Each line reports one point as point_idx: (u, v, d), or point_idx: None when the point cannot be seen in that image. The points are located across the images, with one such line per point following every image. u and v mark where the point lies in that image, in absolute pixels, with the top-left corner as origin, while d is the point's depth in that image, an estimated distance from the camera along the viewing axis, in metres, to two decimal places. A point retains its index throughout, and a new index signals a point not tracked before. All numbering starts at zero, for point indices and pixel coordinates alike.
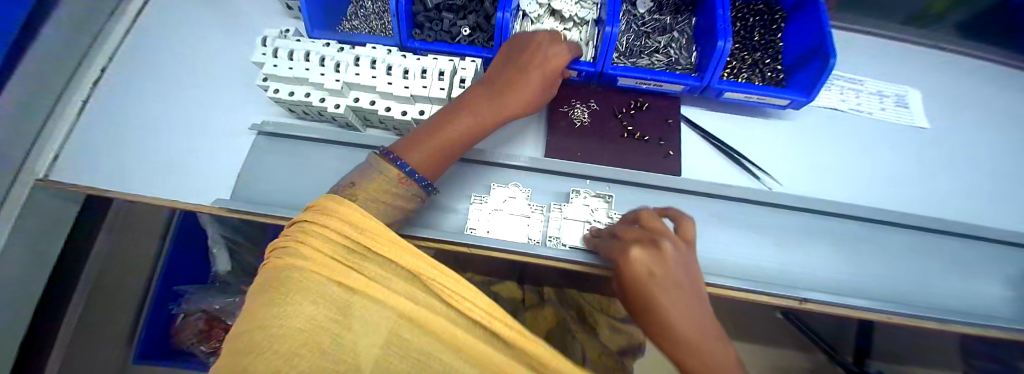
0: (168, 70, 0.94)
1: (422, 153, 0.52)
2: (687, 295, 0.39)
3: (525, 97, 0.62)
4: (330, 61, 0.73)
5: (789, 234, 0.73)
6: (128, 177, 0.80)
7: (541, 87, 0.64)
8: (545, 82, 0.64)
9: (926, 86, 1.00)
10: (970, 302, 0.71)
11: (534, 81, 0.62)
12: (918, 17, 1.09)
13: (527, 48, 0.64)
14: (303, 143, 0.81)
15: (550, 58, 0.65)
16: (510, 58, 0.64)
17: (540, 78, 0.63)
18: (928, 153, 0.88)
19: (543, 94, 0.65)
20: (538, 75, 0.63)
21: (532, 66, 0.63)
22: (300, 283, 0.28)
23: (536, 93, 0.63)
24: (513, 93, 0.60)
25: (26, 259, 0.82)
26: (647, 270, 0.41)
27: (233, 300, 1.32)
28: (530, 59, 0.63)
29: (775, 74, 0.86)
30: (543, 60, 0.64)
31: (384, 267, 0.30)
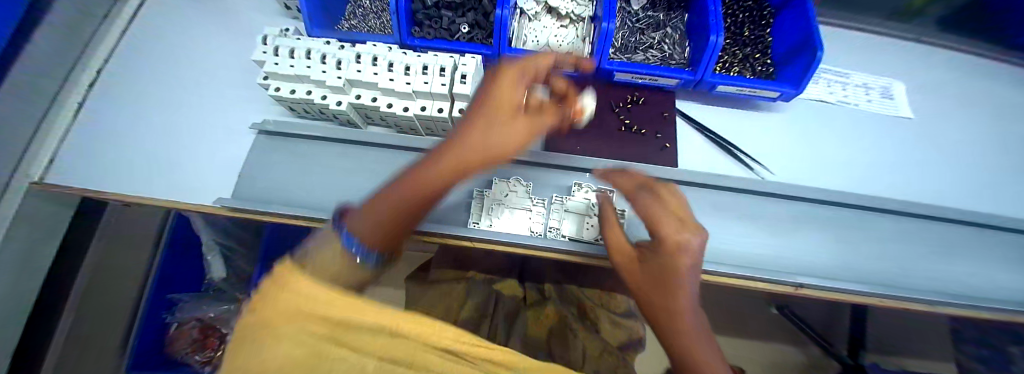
0: (164, 72, 0.93)
1: (369, 217, 0.33)
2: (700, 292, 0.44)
3: (481, 141, 0.41)
4: (331, 59, 0.74)
5: (783, 222, 0.75)
6: (124, 178, 0.80)
7: (505, 127, 0.42)
8: (510, 119, 0.42)
9: (910, 78, 1.04)
10: (958, 284, 0.74)
11: (490, 121, 0.42)
12: (901, 12, 1.13)
13: (513, 78, 0.44)
14: (304, 141, 0.82)
15: (512, 84, 0.44)
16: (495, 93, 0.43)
17: (499, 116, 0.42)
18: (914, 142, 0.91)
19: (517, 135, 0.42)
20: (495, 110, 0.42)
21: (485, 101, 0.43)
22: (275, 319, 0.18)
23: (500, 135, 0.41)
24: (463, 138, 0.41)
25: (20, 264, 0.81)
26: (691, 261, 0.43)
27: (227, 307, 1.36)
28: (494, 88, 0.44)
29: (766, 68, 0.88)
30: (502, 88, 0.43)
31: (364, 323, 0.19)
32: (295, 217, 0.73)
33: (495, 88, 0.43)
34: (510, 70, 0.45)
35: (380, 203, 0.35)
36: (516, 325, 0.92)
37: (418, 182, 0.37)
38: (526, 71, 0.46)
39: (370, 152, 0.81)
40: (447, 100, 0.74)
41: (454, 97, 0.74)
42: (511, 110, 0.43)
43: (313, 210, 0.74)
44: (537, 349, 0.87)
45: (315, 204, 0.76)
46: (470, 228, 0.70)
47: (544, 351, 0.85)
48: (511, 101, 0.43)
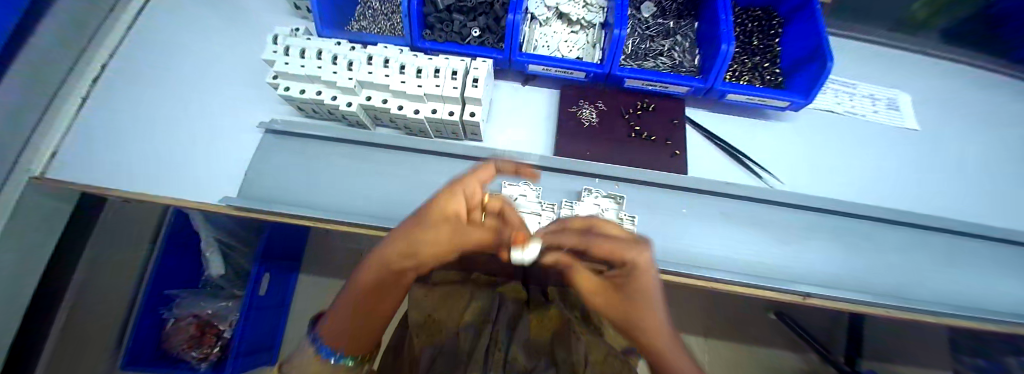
0: (170, 68, 0.93)
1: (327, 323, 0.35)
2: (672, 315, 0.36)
3: (398, 254, 0.36)
4: (342, 60, 0.74)
5: (792, 231, 0.75)
6: (128, 175, 0.79)
7: (424, 242, 0.36)
8: (433, 234, 0.36)
9: (914, 90, 1.05)
10: (965, 297, 0.74)
11: (409, 237, 0.36)
12: (904, 25, 1.14)
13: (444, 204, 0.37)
14: (312, 141, 0.81)
15: (444, 198, 0.37)
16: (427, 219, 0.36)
17: (420, 229, 0.36)
18: (919, 153, 0.92)
19: (438, 251, 0.37)
20: (422, 220, 0.36)
21: (415, 211, 0.38)
22: None
23: (418, 250, 0.36)
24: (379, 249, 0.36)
25: (20, 260, 0.80)
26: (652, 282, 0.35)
27: (225, 304, 1.38)
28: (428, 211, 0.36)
29: (774, 77, 0.89)
30: (431, 200, 0.37)
31: None
32: (303, 217, 0.73)
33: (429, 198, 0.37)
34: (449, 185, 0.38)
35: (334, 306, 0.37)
36: (518, 329, 0.88)
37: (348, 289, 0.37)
38: (467, 186, 0.39)
39: (378, 154, 0.81)
40: (458, 103, 0.74)
41: (466, 100, 0.73)
42: (437, 224, 0.37)
43: (320, 211, 0.73)
44: (540, 354, 0.83)
45: (321, 205, 0.75)
46: None
47: (547, 357, 0.80)
48: (442, 211, 0.37)
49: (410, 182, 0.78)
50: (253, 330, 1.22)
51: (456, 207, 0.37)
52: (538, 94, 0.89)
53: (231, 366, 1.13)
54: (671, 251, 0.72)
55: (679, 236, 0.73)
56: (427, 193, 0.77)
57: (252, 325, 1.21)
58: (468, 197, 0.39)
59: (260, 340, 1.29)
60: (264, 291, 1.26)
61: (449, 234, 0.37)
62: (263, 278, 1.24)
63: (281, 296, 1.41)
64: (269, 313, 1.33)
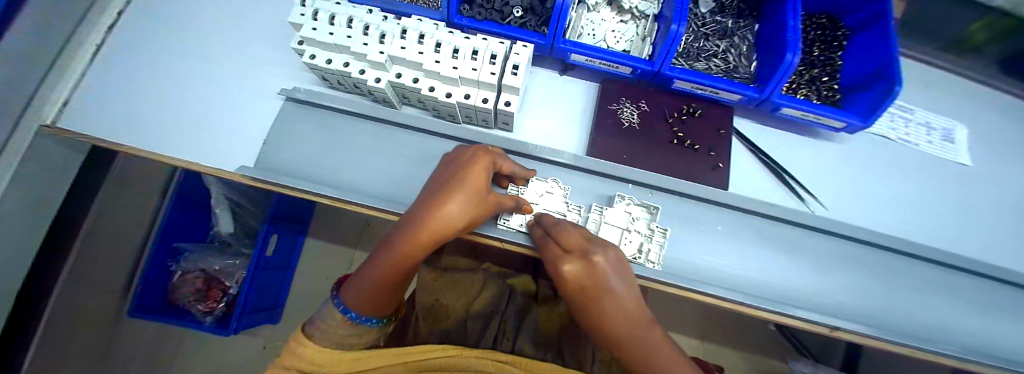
0: (188, 20, 0.88)
1: (357, 290, 0.49)
2: (627, 315, 0.39)
3: (455, 222, 0.47)
4: (374, 30, 0.68)
5: (827, 260, 0.71)
6: (140, 131, 0.76)
7: (478, 211, 0.50)
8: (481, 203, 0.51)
9: (971, 122, 0.99)
10: (996, 347, 0.71)
11: (454, 191, 0.47)
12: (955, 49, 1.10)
13: (473, 164, 0.51)
14: (334, 114, 0.77)
15: (484, 174, 0.50)
16: (459, 178, 0.49)
17: (471, 200, 0.48)
18: (969, 191, 0.87)
19: (471, 205, 0.49)
20: (470, 194, 0.48)
21: (459, 185, 0.48)
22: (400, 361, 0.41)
23: (468, 215, 0.49)
24: (433, 220, 0.46)
25: (33, 207, 0.78)
26: (579, 286, 0.42)
27: (233, 262, 1.33)
28: (462, 172, 0.50)
29: (832, 94, 0.83)
30: (475, 176, 0.49)
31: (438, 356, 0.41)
32: (322, 195, 0.69)
33: (467, 174, 0.49)
34: (483, 161, 0.51)
35: (367, 279, 0.48)
36: (526, 321, 0.87)
37: (398, 255, 0.47)
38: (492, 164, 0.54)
39: (402, 135, 0.77)
40: (493, 90, 0.69)
41: (502, 88, 0.68)
42: (480, 199, 0.50)
43: (338, 190, 0.70)
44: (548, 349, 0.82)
45: (340, 183, 0.72)
46: (499, 228, 0.68)
47: (554, 352, 0.80)
48: (483, 186, 0.50)
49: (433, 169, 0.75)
50: (260, 291, 1.26)
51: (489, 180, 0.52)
52: (576, 87, 0.84)
53: (236, 322, 1.15)
54: (698, 268, 0.69)
55: (709, 254, 0.70)
56: None
57: (258, 283, 1.22)
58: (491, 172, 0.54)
59: (264, 297, 1.30)
60: (271, 251, 1.27)
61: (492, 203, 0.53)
62: (271, 238, 1.24)
63: (287, 258, 1.40)
64: (275, 274, 1.33)
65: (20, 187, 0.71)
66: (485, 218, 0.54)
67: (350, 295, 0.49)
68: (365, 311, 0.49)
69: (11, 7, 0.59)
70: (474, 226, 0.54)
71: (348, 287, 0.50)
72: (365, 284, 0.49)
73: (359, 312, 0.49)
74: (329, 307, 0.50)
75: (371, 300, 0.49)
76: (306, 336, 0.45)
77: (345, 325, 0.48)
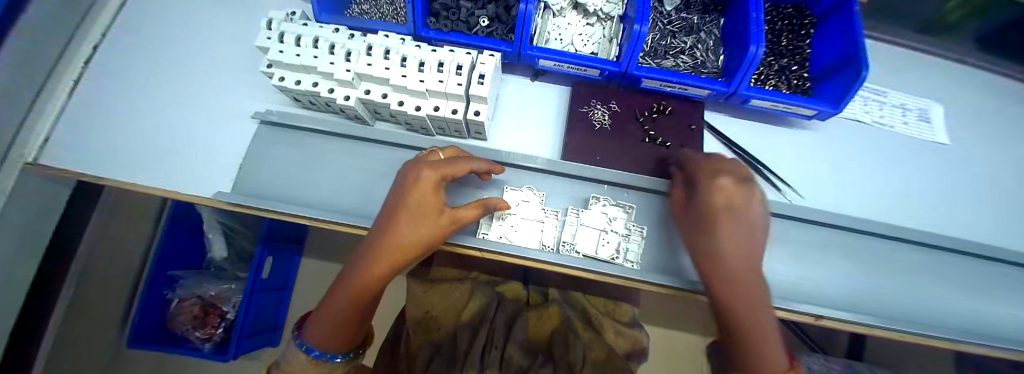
0: (164, 49, 0.89)
1: (320, 327, 0.47)
2: (744, 239, 0.47)
3: (406, 245, 0.47)
4: (340, 49, 0.69)
5: (809, 248, 0.71)
6: (120, 162, 0.76)
7: (431, 231, 0.49)
8: (434, 222, 0.49)
9: (946, 100, 0.99)
10: (988, 325, 0.70)
11: (399, 217, 0.47)
12: (932, 27, 1.05)
13: (418, 180, 0.49)
14: (308, 134, 0.77)
15: (431, 191, 0.48)
16: (404, 199, 0.48)
17: (420, 221, 0.48)
18: (947, 169, 0.86)
19: (423, 228, 0.48)
20: (415, 217, 0.47)
21: (405, 205, 0.48)
22: None
23: (419, 236, 0.48)
24: (383, 251, 0.47)
25: (24, 245, 0.78)
26: (726, 200, 0.49)
27: (230, 287, 1.30)
28: (407, 192, 0.48)
29: (802, 82, 0.83)
30: (421, 194, 0.48)
31: None
32: (299, 216, 0.69)
33: (410, 194, 0.48)
34: (429, 176, 0.49)
35: (329, 309, 0.47)
36: (516, 326, 0.86)
37: (350, 292, 0.47)
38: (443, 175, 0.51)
39: (378, 150, 0.77)
40: (462, 101, 0.69)
41: (470, 98, 0.69)
42: (430, 217, 0.48)
43: (316, 209, 0.70)
44: (537, 352, 0.80)
45: (318, 202, 0.73)
46: (479, 238, 0.66)
47: (543, 354, 0.79)
48: (431, 203, 0.48)
49: None
50: (256, 310, 1.22)
51: (439, 196, 0.50)
52: (548, 91, 0.84)
53: (234, 347, 1.12)
54: (679, 266, 0.68)
55: None
56: None
57: (256, 308, 1.20)
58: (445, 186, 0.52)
59: (263, 320, 1.28)
60: (267, 274, 1.23)
61: (448, 220, 0.50)
62: (266, 261, 1.21)
63: (284, 278, 1.39)
64: (272, 296, 1.31)
65: (12, 226, 0.72)
66: (447, 235, 0.52)
67: (313, 334, 0.47)
68: (329, 348, 0.48)
69: None
70: (438, 243, 0.52)
71: (310, 326, 0.48)
72: (326, 320, 0.47)
73: (323, 350, 0.48)
74: (294, 348, 0.49)
75: (334, 336, 0.47)
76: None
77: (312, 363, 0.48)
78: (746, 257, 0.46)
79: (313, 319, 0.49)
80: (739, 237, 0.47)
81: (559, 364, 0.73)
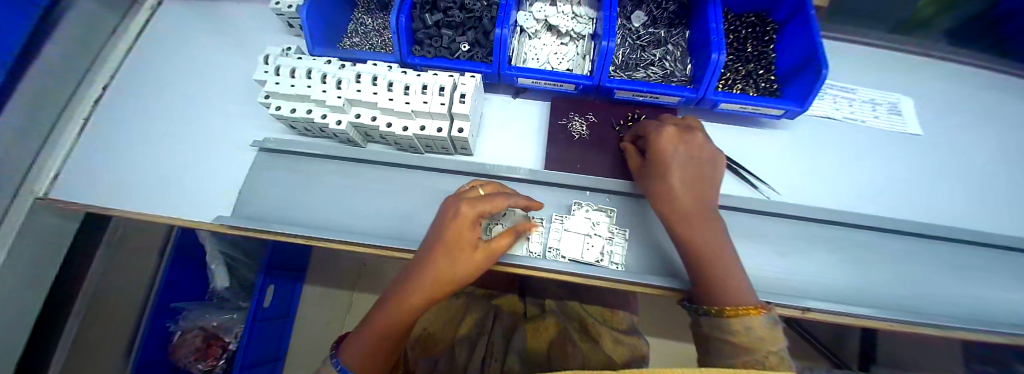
0: (170, 87, 0.96)
1: (354, 352, 0.49)
2: (685, 173, 0.55)
3: (443, 277, 0.49)
4: (332, 78, 0.75)
5: (790, 241, 0.72)
6: (125, 193, 0.80)
7: (466, 266, 0.50)
8: (470, 258, 0.50)
9: (915, 92, 1.03)
10: (978, 309, 0.70)
11: (439, 252, 0.48)
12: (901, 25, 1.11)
13: (457, 215, 0.49)
14: (303, 158, 0.82)
15: (469, 229, 0.48)
16: (444, 236, 0.48)
17: (456, 256, 0.49)
18: (920, 158, 0.89)
19: (462, 264, 0.49)
20: (455, 253, 0.48)
21: (443, 240, 0.49)
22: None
23: (457, 269, 0.49)
24: (423, 281, 0.49)
25: (33, 277, 0.81)
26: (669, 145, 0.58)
27: (230, 317, 1.32)
28: (446, 227, 0.49)
29: (769, 84, 0.88)
30: (460, 230, 0.48)
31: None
32: (295, 235, 0.72)
33: (450, 231, 0.48)
34: (466, 214, 0.48)
35: (368, 335, 0.49)
36: (513, 339, 0.87)
37: (390, 317, 0.49)
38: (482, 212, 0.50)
39: (368, 169, 0.81)
40: (446, 119, 0.74)
41: (453, 117, 0.73)
42: (467, 253, 0.49)
43: (310, 229, 0.73)
44: (536, 365, 0.81)
45: (312, 222, 0.76)
46: None
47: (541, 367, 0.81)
48: (469, 239, 0.49)
49: (400, 198, 0.78)
50: (264, 340, 1.21)
51: (476, 232, 0.50)
52: (529, 107, 0.89)
53: None
54: (664, 267, 0.69)
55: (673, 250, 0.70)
56: (418, 209, 0.77)
57: (259, 335, 1.17)
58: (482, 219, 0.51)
59: (268, 351, 1.25)
60: (269, 301, 1.20)
61: (483, 254, 0.51)
62: (268, 289, 1.20)
63: (287, 306, 1.34)
64: (273, 323, 1.25)
65: (23, 260, 0.76)
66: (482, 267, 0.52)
67: (347, 359, 0.49)
68: None
69: None
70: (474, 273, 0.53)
71: (346, 348, 0.50)
72: (364, 345, 0.49)
73: None
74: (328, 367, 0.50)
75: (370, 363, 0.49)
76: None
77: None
78: (690, 191, 0.54)
79: (349, 341, 0.51)
80: (683, 175, 0.55)
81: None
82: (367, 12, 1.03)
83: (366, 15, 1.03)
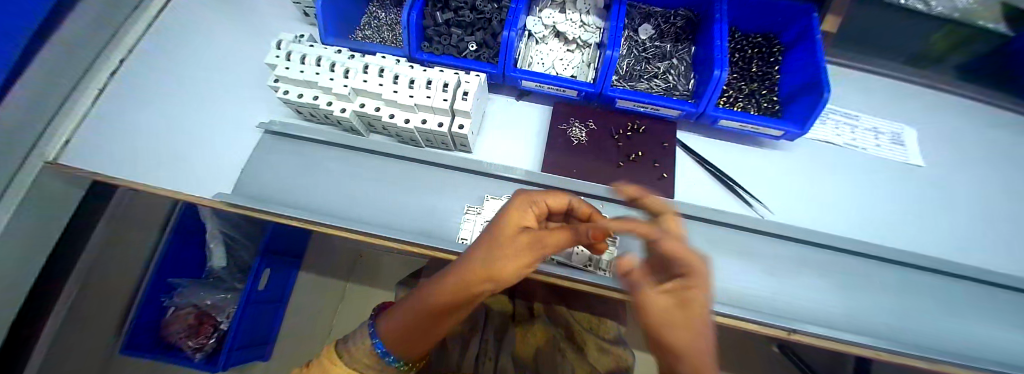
0: (185, 65, 0.99)
1: (390, 320, 0.42)
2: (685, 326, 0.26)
3: (478, 267, 0.39)
4: (339, 67, 0.77)
5: (781, 263, 0.71)
6: (130, 163, 0.83)
7: (510, 254, 0.40)
8: (512, 242, 0.40)
9: (920, 124, 1.02)
10: (969, 345, 0.68)
11: (485, 243, 0.41)
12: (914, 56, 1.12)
13: (508, 205, 0.45)
14: (306, 143, 0.84)
15: (520, 211, 0.44)
16: (496, 222, 0.44)
17: (502, 243, 0.40)
18: (920, 190, 0.88)
19: (511, 258, 0.40)
20: (501, 240, 0.41)
21: (491, 226, 0.44)
22: None
23: (502, 261, 0.39)
24: (463, 265, 0.40)
25: (38, 239, 0.83)
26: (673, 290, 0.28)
27: (225, 297, 1.31)
28: (499, 215, 0.44)
29: (771, 105, 0.89)
30: (510, 218, 0.43)
31: None
32: (291, 217, 0.73)
33: (501, 217, 0.44)
34: (518, 199, 0.46)
35: (405, 312, 0.41)
36: (504, 342, 0.90)
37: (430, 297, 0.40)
38: (533, 203, 0.47)
39: (368, 158, 0.82)
40: (447, 115, 0.75)
41: (455, 113, 0.75)
42: (514, 235, 0.41)
43: (307, 212, 0.74)
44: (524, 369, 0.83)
45: (307, 206, 0.77)
46: (458, 243, 0.71)
47: None
48: (513, 223, 0.43)
49: (397, 189, 0.79)
50: (251, 325, 1.19)
51: (527, 219, 0.45)
52: (531, 109, 0.91)
53: (224, 359, 1.09)
54: None
55: None
56: (414, 201, 0.78)
57: (249, 319, 1.17)
58: (536, 213, 0.47)
59: (256, 331, 1.24)
60: (263, 286, 1.20)
61: (529, 241, 0.41)
62: (263, 273, 1.19)
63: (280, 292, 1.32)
64: (264, 310, 1.24)
65: (31, 223, 0.78)
66: (529, 263, 0.41)
67: (382, 325, 0.42)
68: (394, 351, 0.42)
69: (19, 65, 0.67)
70: (520, 272, 0.41)
71: (384, 315, 0.44)
72: (398, 323, 0.41)
73: (389, 348, 0.42)
74: (364, 332, 0.45)
75: (403, 341, 0.41)
76: (338, 357, 0.42)
77: (372, 364, 0.42)
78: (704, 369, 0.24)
79: (388, 311, 0.45)
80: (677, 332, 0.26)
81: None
82: (381, 6, 1.06)
83: (380, 10, 1.05)
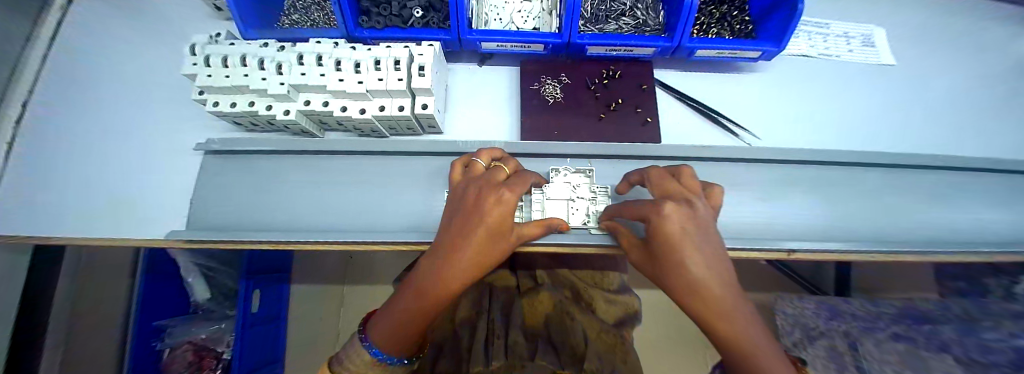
0: (92, 90, 0.82)
1: (383, 327, 0.46)
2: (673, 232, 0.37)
3: (474, 256, 0.44)
4: (269, 63, 0.66)
5: (772, 187, 0.71)
6: (58, 216, 0.71)
7: (497, 245, 0.46)
8: (503, 237, 0.46)
9: (888, 23, 1.01)
10: (948, 231, 0.72)
11: (477, 239, 0.43)
12: None
13: (491, 196, 0.44)
14: (255, 156, 0.74)
15: (507, 202, 0.45)
16: (481, 215, 0.44)
17: (496, 237, 0.45)
18: (893, 89, 0.89)
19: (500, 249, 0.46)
20: (492, 234, 0.44)
21: (480, 219, 0.44)
22: None
23: (493, 250, 0.45)
24: (457, 258, 0.43)
25: None
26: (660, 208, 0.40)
27: (218, 327, 1.24)
28: (484, 205, 0.44)
29: (743, 26, 0.84)
30: (500, 210, 0.44)
31: None
32: (259, 241, 0.67)
33: (488, 209, 0.44)
34: (504, 190, 0.45)
35: (396, 317, 0.45)
36: (512, 314, 0.82)
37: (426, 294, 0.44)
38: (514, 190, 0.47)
39: (330, 161, 0.74)
40: (407, 96, 0.67)
41: (415, 92, 0.67)
42: (504, 231, 0.46)
43: (276, 233, 0.67)
44: (535, 333, 0.80)
45: (275, 226, 0.70)
46: None
47: (542, 338, 0.75)
48: (507, 219, 0.45)
49: (369, 188, 0.72)
50: (254, 344, 1.13)
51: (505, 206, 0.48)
52: (497, 74, 0.83)
53: None
54: None
55: None
56: (390, 198, 0.71)
57: (252, 344, 1.12)
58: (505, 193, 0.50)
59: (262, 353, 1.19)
60: (257, 306, 1.14)
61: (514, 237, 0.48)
62: (253, 294, 1.12)
63: (276, 308, 1.26)
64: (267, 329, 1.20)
65: None
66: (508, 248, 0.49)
67: (379, 336, 0.46)
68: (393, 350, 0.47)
69: None
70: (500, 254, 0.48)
71: (374, 325, 0.47)
72: (392, 325, 0.45)
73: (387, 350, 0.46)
74: (359, 346, 0.48)
75: (397, 338, 0.46)
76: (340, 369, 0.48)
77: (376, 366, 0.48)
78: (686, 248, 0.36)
79: (376, 320, 0.48)
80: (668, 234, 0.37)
81: (563, 351, 0.68)
82: None
83: None
